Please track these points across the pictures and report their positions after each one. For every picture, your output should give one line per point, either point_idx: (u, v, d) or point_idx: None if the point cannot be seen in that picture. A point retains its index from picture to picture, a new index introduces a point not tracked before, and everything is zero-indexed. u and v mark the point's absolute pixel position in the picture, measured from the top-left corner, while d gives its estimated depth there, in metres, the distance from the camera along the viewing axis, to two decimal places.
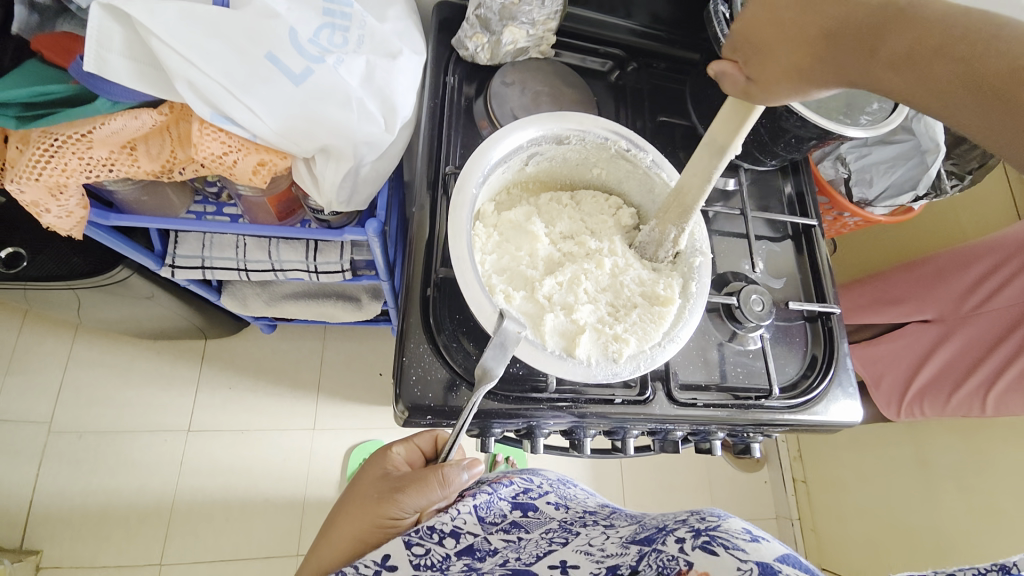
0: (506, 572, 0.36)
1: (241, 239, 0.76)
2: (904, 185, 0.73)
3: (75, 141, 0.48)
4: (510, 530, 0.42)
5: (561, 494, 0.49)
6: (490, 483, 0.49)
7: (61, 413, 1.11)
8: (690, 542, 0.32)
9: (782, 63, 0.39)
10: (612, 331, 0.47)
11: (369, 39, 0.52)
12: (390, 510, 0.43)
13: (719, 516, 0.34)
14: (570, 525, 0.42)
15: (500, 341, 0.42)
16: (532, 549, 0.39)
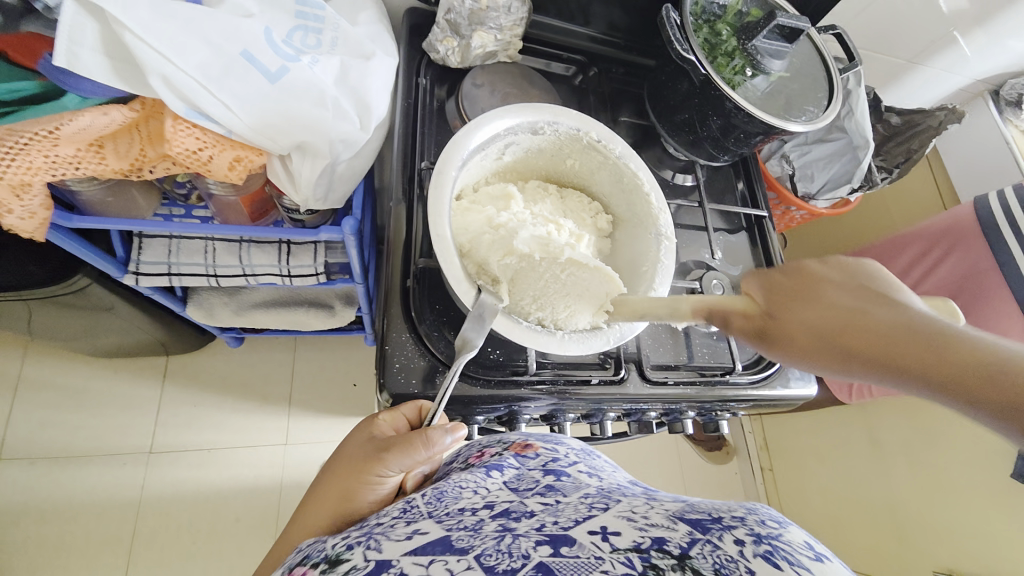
0: (543, 538, 0.33)
1: (209, 244, 0.75)
2: (841, 179, 0.79)
3: (41, 138, 0.47)
4: (546, 493, 0.39)
5: (590, 464, 0.47)
6: (515, 455, 0.47)
7: (8, 440, 1.04)
8: (750, 548, 0.29)
9: (805, 321, 0.35)
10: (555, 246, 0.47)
11: (343, 41, 0.54)
12: (375, 468, 0.44)
13: (778, 521, 0.32)
14: (609, 494, 0.40)
15: (478, 312, 0.45)
16: (570, 514, 0.36)
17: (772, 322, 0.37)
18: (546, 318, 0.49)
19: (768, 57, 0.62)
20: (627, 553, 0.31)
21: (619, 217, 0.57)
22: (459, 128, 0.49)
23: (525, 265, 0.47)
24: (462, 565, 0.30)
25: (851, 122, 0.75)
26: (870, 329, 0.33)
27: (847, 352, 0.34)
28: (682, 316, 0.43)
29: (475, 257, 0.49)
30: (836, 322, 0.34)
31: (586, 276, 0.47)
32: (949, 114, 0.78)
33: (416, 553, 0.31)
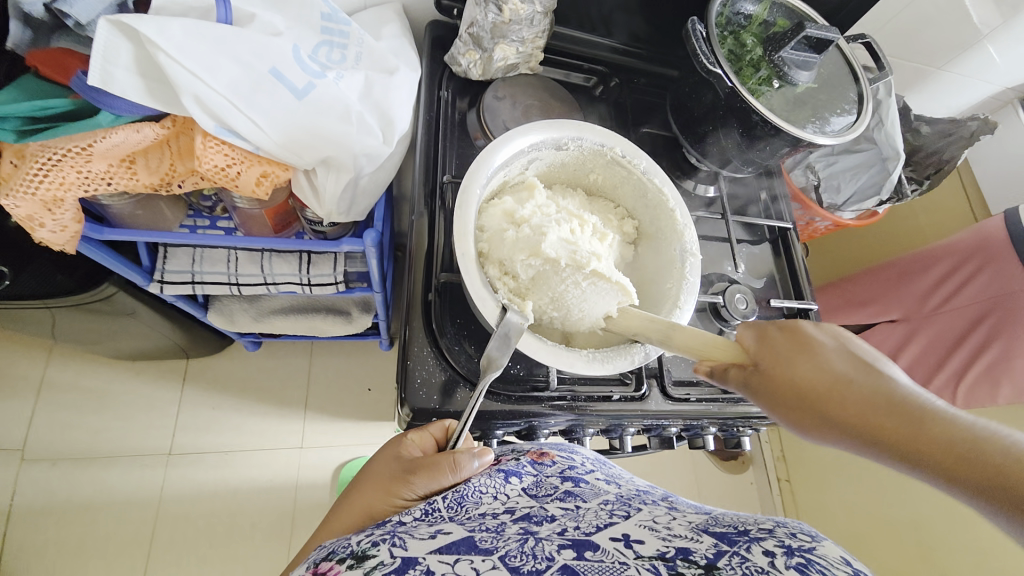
0: (566, 541, 0.35)
1: (232, 253, 0.76)
2: (868, 191, 0.77)
3: (74, 155, 0.48)
4: (566, 499, 0.42)
5: (607, 473, 0.48)
6: (532, 462, 0.48)
7: (34, 440, 1.06)
8: (780, 559, 0.30)
9: (789, 371, 0.39)
10: (582, 257, 0.45)
11: (367, 56, 0.55)
12: (399, 489, 0.44)
13: (811, 534, 0.33)
14: (629, 501, 0.42)
15: (504, 332, 0.44)
16: (592, 520, 0.38)
17: (760, 381, 0.40)
18: (560, 318, 0.50)
19: (795, 68, 0.61)
20: (652, 560, 0.32)
21: (643, 230, 0.56)
22: (485, 146, 0.49)
23: (549, 268, 0.46)
24: (488, 564, 0.33)
25: (880, 133, 0.73)
26: (851, 393, 0.37)
27: (828, 414, 0.37)
28: (672, 345, 0.44)
29: (495, 256, 0.48)
30: (822, 386, 0.38)
31: (604, 288, 0.46)
32: (981, 126, 0.76)
33: (440, 551, 0.34)
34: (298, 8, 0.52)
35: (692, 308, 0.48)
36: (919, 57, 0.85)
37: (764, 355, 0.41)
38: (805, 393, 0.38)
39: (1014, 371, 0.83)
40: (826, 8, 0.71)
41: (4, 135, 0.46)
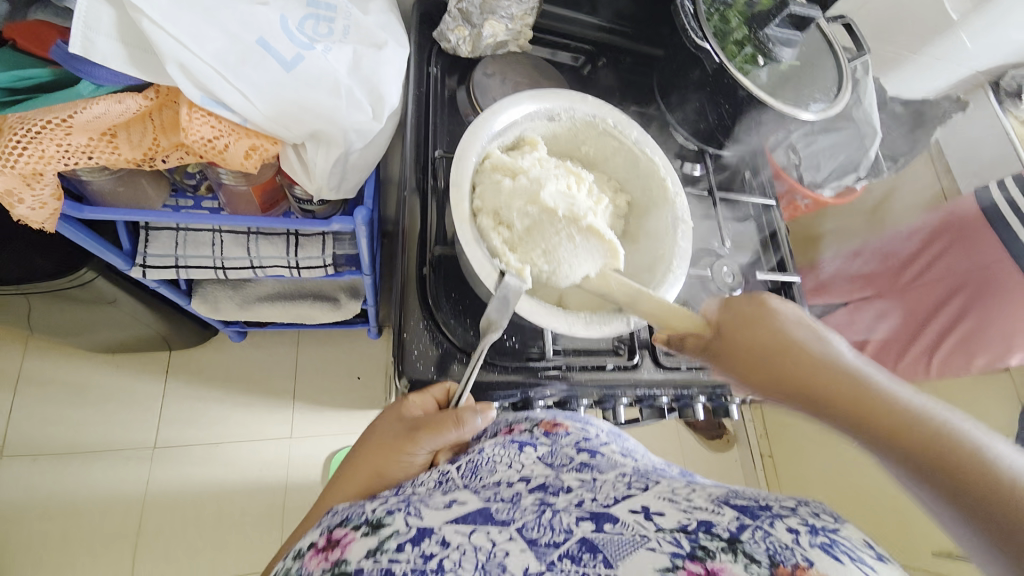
0: (584, 513, 0.35)
1: (217, 236, 0.75)
2: (847, 168, 0.80)
3: (54, 126, 0.46)
4: (582, 469, 0.42)
5: (623, 446, 0.48)
6: (546, 433, 0.47)
7: (11, 436, 1.03)
8: (805, 537, 0.30)
9: (746, 338, 0.41)
10: (579, 214, 0.46)
11: (354, 29, 0.54)
12: (406, 447, 0.46)
13: (832, 515, 0.32)
14: (645, 472, 0.41)
15: (503, 294, 0.45)
16: (609, 492, 0.38)
17: (716, 346, 0.42)
18: (548, 271, 0.47)
19: (780, 45, 0.62)
20: (673, 533, 0.32)
21: (634, 202, 0.57)
22: (483, 110, 0.49)
23: (546, 217, 0.46)
24: (505, 536, 0.34)
25: (858, 110, 0.75)
26: (800, 359, 0.38)
27: (774, 377, 0.39)
28: (638, 310, 0.45)
29: (489, 205, 0.48)
30: (774, 350, 0.40)
31: (594, 244, 0.46)
32: (952, 104, 0.81)
33: (457, 522, 0.35)
34: None
35: (686, 271, 0.50)
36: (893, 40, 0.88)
37: (722, 323, 0.42)
38: (757, 357, 0.40)
39: (988, 342, 0.86)
40: None
41: None
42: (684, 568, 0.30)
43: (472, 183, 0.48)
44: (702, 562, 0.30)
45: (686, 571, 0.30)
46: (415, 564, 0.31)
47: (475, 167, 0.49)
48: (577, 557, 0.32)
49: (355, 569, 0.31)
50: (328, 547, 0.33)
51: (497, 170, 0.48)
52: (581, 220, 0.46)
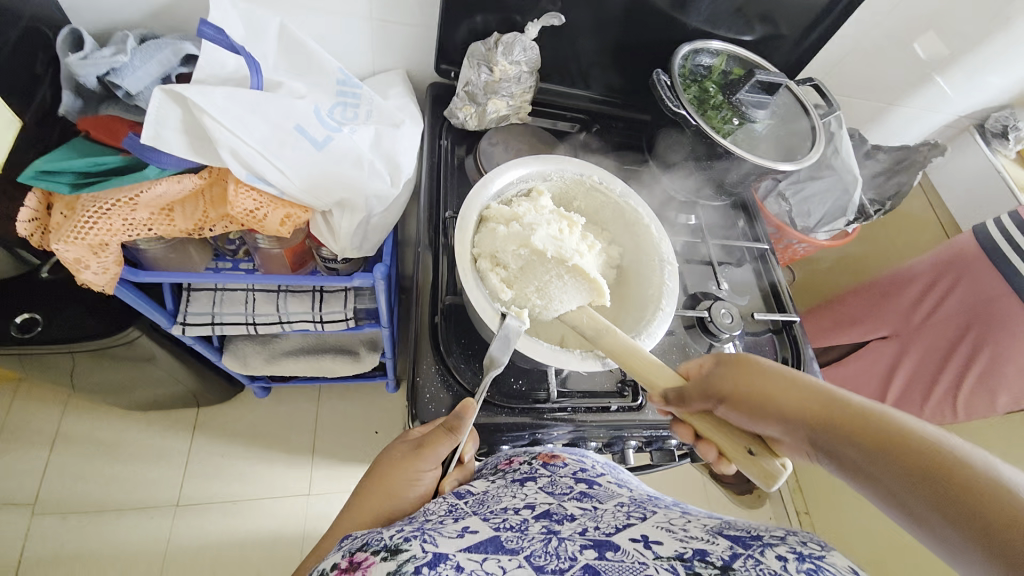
0: (587, 541, 0.38)
1: (250, 295, 0.81)
2: (837, 212, 0.84)
3: (122, 204, 0.54)
4: (582, 499, 0.45)
5: (617, 476, 0.51)
6: (544, 464, 0.51)
7: (45, 494, 1.06)
8: (792, 564, 0.32)
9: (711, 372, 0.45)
10: (568, 255, 0.50)
11: (376, 112, 0.64)
12: (414, 466, 0.49)
13: (820, 543, 0.35)
14: (642, 503, 0.45)
15: (504, 334, 0.49)
16: (610, 521, 0.41)
17: (715, 391, 0.44)
18: (540, 306, 0.52)
19: (752, 107, 0.70)
20: (670, 560, 0.35)
21: (626, 251, 0.61)
22: (485, 173, 0.56)
23: (535, 258, 0.51)
24: (514, 563, 0.35)
25: (837, 159, 0.80)
26: (759, 381, 0.43)
27: (742, 406, 0.43)
28: (601, 345, 0.49)
29: (487, 249, 0.53)
30: (767, 393, 0.42)
31: (581, 284, 0.51)
32: (932, 150, 0.83)
33: (469, 549, 0.37)
34: (318, 75, 0.62)
35: (673, 309, 0.53)
36: (871, 96, 0.95)
37: (716, 372, 0.45)
38: (753, 398, 0.42)
39: (1006, 377, 0.86)
40: (776, 57, 0.81)
41: (58, 187, 0.53)
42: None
43: (474, 238, 0.54)
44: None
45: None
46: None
47: (476, 223, 0.55)
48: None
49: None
50: (350, 569, 0.35)
51: (493, 220, 0.54)
52: (570, 259, 0.50)
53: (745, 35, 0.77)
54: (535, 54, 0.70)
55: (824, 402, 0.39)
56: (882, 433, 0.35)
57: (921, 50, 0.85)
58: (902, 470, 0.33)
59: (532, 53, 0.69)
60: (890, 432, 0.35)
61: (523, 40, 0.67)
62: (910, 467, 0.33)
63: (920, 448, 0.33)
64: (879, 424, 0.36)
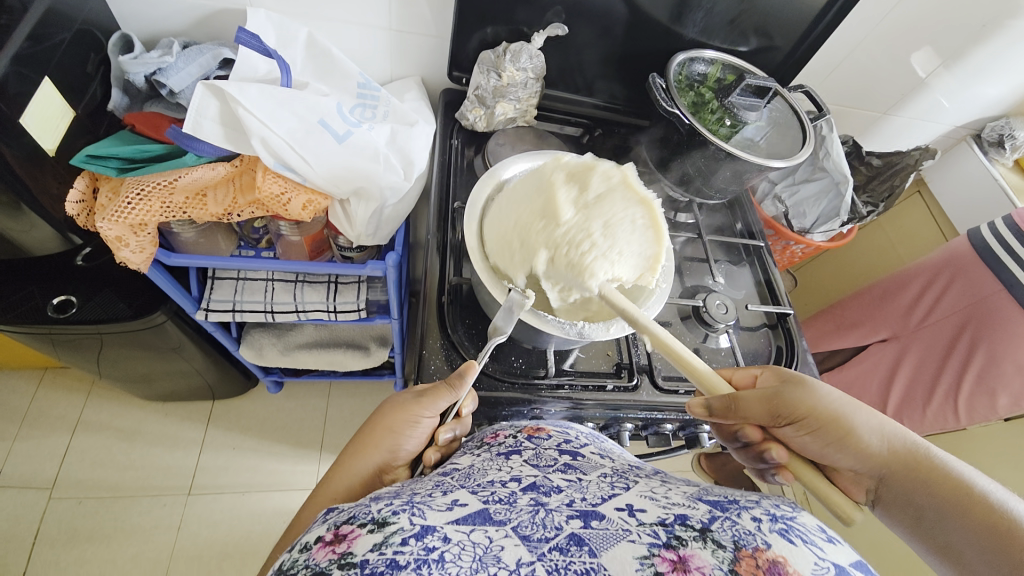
0: (575, 512, 0.39)
1: (269, 285, 0.86)
2: (831, 214, 0.87)
3: (161, 187, 0.60)
4: (567, 470, 0.46)
5: (600, 447, 0.53)
6: (529, 437, 0.52)
7: (63, 478, 1.10)
8: (765, 524, 0.35)
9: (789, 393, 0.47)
10: (647, 201, 0.53)
11: (392, 113, 0.69)
12: (414, 409, 0.53)
13: (790, 505, 0.38)
14: (625, 473, 0.46)
15: (508, 305, 0.54)
16: (596, 492, 0.42)
17: (784, 412, 0.46)
18: (600, 247, 0.50)
19: (743, 109, 0.74)
20: (652, 526, 0.37)
21: None
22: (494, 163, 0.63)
23: (618, 187, 0.53)
24: (502, 534, 0.36)
25: (828, 162, 0.84)
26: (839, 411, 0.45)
27: (818, 430, 0.45)
28: (655, 334, 0.47)
29: (565, 168, 0.55)
30: (852, 427, 0.44)
31: (647, 241, 0.52)
32: (923, 153, 0.89)
33: (458, 521, 0.36)
34: (342, 80, 0.68)
35: (669, 288, 0.56)
36: (866, 105, 0.98)
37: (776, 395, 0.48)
38: (831, 425, 0.45)
39: (1004, 377, 0.86)
40: (771, 66, 0.86)
41: (106, 171, 0.58)
42: (660, 555, 0.33)
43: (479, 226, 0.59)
44: (676, 550, 0.34)
45: (662, 558, 0.33)
46: (418, 555, 0.32)
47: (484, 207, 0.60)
48: (565, 548, 0.34)
49: (362, 561, 0.31)
50: (335, 541, 0.33)
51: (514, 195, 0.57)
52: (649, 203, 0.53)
53: (741, 46, 0.82)
54: (541, 61, 0.75)
55: (902, 449, 0.44)
56: (950, 486, 0.40)
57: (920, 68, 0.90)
58: (963, 523, 0.38)
59: (538, 60, 0.74)
60: (960, 487, 0.39)
61: (530, 49, 0.73)
62: (973, 523, 0.37)
63: (988, 508, 0.38)
64: (955, 481, 0.40)
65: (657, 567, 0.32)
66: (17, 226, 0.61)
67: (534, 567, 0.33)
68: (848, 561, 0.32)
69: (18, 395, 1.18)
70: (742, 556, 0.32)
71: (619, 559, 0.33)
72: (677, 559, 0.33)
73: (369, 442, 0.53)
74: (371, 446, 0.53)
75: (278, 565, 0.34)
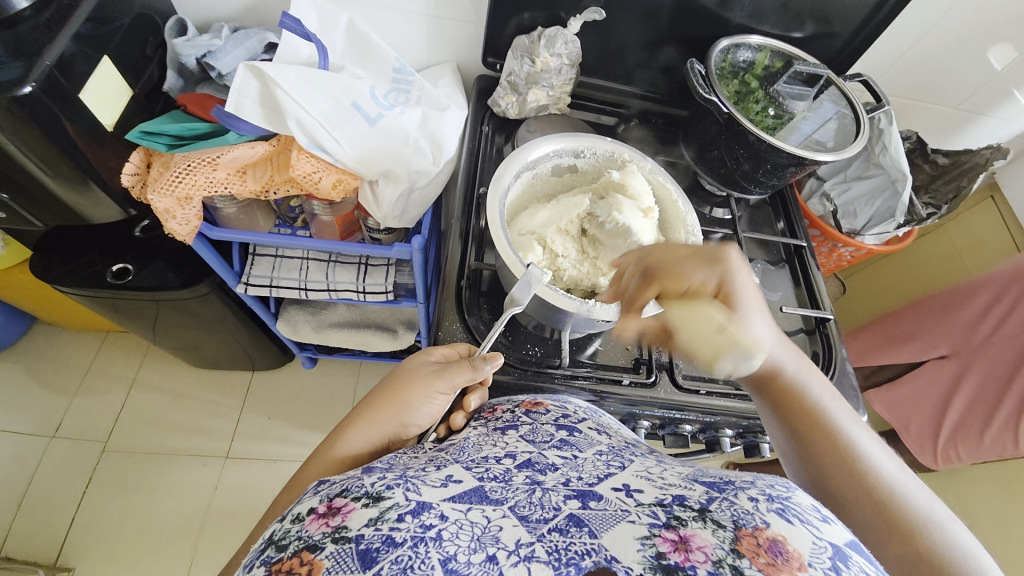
0: (570, 490, 0.38)
1: (304, 263, 0.90)
2: (886, 214, 0.81)
3: (204, 164, 0.63)
4: (562, 447, 0.45)
5: (597, 422, 0.51)
6: (526, 412, 0.51)
7: (116, 433, 1.20)
8: (763, 504, 0.33)
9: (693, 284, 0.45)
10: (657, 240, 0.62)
11: (425, 97, 0.70)
12: (433, 385, 0.53)
13: (785, 484, 0.36)
14: (620, 452, 0.44)
15: (527, 279, 0.53)
16: (591, 470, 0.41)
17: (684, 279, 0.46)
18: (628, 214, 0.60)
19: (790, 99, 0.70)
20: (651, 506, 0.35)
21: (668, 219, 0.64)
22: (518, 147, 0.62)
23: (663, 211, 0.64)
24: (500, 514, 0.35)
25: (885, 157, 0.79)
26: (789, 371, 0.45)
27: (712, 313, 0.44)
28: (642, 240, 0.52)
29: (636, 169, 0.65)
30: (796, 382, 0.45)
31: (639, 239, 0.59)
32: (995, 152, 0.81)
33: (454, 499, 0.36)
34: (378, 64, 0.69)
35: None
36: (937, 100, 0.90)
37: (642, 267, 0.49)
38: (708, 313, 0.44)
39: None
40: (827, 54, 0.80)
41: (157, 146, 0.63)
42: (661, 536, 0.32)
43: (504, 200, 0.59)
44: (676, 530, 0.33)
45: (662, 538, 0.32)
46: (414, 533, 0.32)
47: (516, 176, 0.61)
48: (564, 529, 0.34)
49: (357, 536, 0.31)
50: (329, 514, 0.33)
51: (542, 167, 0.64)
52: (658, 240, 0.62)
53: (794, 32, 0.77)
54: (576, 47, 0.74)
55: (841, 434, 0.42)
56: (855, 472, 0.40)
57: (996, 62, 0.82)
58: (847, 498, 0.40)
59: (573, 45, 0.73)
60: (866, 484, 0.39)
61: (566, 34, 0.72)
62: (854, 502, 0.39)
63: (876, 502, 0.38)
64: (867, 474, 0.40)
65: (658, 547, 0.31)
66: (84, 203, 0.67)
67: (534, 548, 0.32)
68: (842, 541, 0.31)
69: (82, 353, 1.29)
70: (743, 535, 0.31)
71: (619, 540, 0.32)
72: (678, 540, 0.32)
73: (382, 414, 0.52)
74: (384, 415, 0.52)
75: (270, 534, 0.34)
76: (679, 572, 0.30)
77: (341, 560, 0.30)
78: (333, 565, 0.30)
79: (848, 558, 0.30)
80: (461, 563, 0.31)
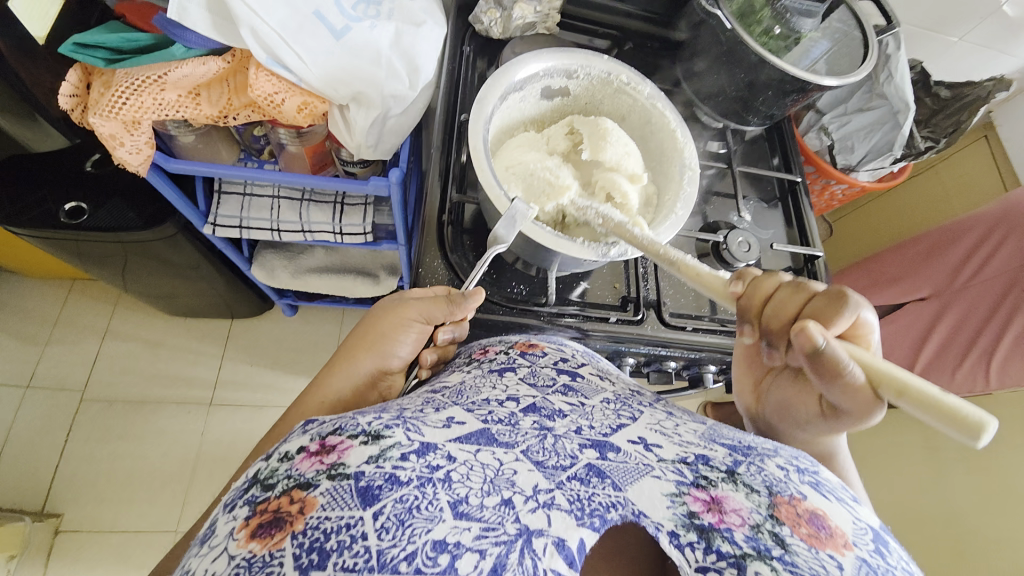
0: (585, 441, 0.37)
1: (275, 202, 0.84)
2: (883, 148, 0.79)
3: (150, 83, 0.57)
4: (567, 393, 0.43)
5: (598, 367, 0.50)
6: (522, 353, 0.49)
7: (93, 382, 1.18)
8: (794, 474, 0.35)
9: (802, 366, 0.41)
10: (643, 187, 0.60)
11: (398, 11, 0.61)
12: (402, 312, 0.52)
13: (809, 459, 0.38)
14: (628, 401, 0.44)
15: (511, 215, 0.51)
16: (602, 419, 0.40)
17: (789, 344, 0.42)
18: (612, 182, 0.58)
19: (799, 15, 0.64)
20: (675, 463, 0.36)
21: (663, 150, 0.61)
22: (504, 63, 0.56)
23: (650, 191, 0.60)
24: (512, 457, 0.34)
25: (889, 87, 0.74)
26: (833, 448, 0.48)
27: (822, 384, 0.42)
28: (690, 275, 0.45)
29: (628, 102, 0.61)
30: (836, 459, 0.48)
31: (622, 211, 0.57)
32: (997, 84, 0.80)
33: (460, 440, 0.34)
34: None
35: (686, 215, 0.54)
36: (946, 28, 0.85)
37: (820, 301, 0.40)
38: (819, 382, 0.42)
39: None
40: None
41: (94, 62, 0.55)
42: (691, 495, 0.34)
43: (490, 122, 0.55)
44: (705, 490, 0.34)
45: (693, 497, 0.33)
46: (421, 473, 0.30)
47: (500, 97, 0.56)
48: (586, 479, 0.34)
49: (357, 472, 0.29)
50: (322, 452, 0.31)
51: (529, 83, 0.59)
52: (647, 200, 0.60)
53: None
54: None
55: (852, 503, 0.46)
56: None
57: None
58: None
59: None
60: None
61: None
62: None
63: None
64: None
65: (689, 506, 0.33)
66: (33, 137, 0.63)
67: (554, 495, 0.32)
68: (875, 521, 0.33)
69: (49, 303, 1.23)
70: (779, 502, 0.33)
71: (646, 496, 0.33)
72: (710, 500, 0.33)
73: (359, 349, 0.52)
74: (361, 352, 0.51)
75: (253, 473, 0.31)
76: (713, 532, 0.32)
77: (338, 497, 0.28)
78: (329, 503, 0.28)
79: (885, 541, 0.31)
80: (474, 507, 0.30)
